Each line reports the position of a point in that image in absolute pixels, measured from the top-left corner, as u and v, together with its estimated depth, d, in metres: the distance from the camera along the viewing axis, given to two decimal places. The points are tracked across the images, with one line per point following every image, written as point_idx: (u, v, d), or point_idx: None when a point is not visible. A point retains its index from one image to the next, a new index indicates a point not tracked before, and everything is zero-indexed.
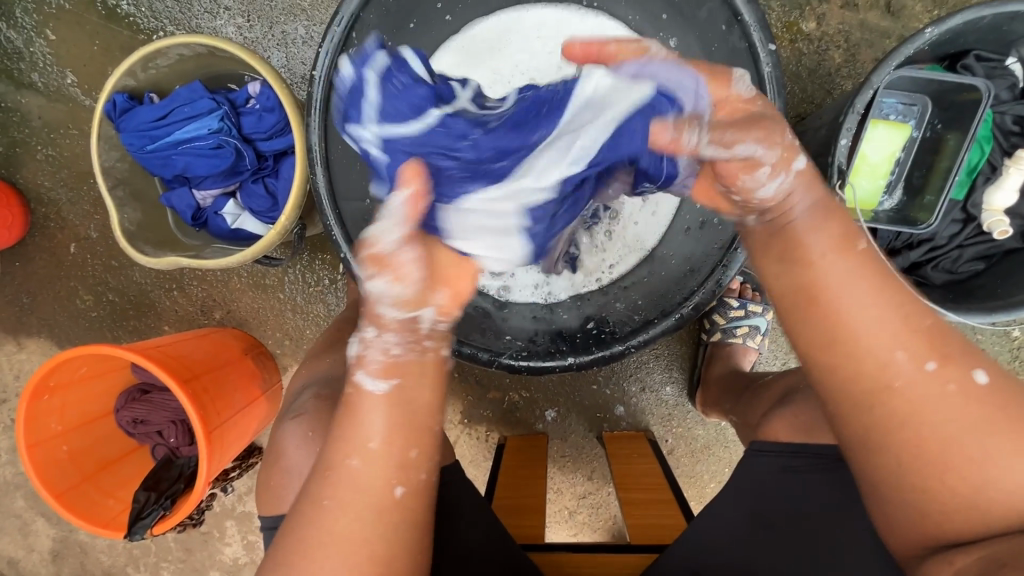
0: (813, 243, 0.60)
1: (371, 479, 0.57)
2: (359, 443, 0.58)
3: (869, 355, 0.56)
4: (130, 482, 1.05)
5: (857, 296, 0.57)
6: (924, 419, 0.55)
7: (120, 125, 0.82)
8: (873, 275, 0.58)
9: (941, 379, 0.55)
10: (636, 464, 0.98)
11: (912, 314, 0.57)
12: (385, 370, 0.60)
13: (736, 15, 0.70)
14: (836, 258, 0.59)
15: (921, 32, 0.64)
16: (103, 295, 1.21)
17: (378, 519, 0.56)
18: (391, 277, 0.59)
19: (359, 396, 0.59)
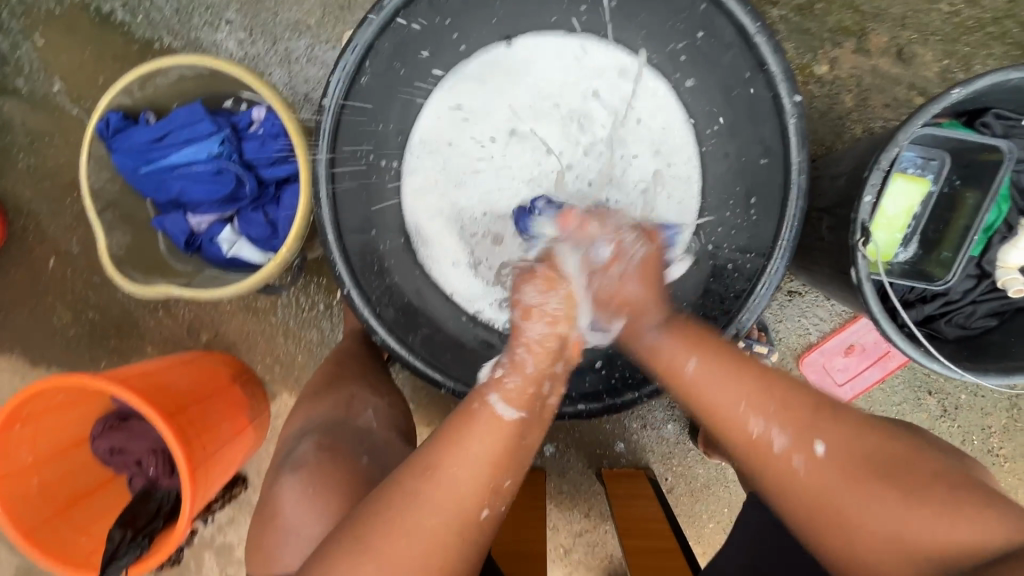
0: (675, 359, 0.66)
1: (468, 494, 0.59)
2: (463, 454, 0.60)
3: (737, 433, 0.62)
4: (104, 516, 0.99)
5: (713, 383, 0.63)
6: (786, 494, 0.59)
7: (113, 146, 0.78)
8: (726, 365, 0.64)
9: (791, 453, 0.59)
10: (638, 507, 0.98)
11: (756, 390, 0.62)
12: (518, 400, 0.65)
13: (760, 65, 0.69)
14: (695, 360, 0.65)
15: (949, 91, 0.65)
16: (83, 313, 1.15)
17: (456, 532, 0.58)
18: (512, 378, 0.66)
19: (483, 410, 0.63)
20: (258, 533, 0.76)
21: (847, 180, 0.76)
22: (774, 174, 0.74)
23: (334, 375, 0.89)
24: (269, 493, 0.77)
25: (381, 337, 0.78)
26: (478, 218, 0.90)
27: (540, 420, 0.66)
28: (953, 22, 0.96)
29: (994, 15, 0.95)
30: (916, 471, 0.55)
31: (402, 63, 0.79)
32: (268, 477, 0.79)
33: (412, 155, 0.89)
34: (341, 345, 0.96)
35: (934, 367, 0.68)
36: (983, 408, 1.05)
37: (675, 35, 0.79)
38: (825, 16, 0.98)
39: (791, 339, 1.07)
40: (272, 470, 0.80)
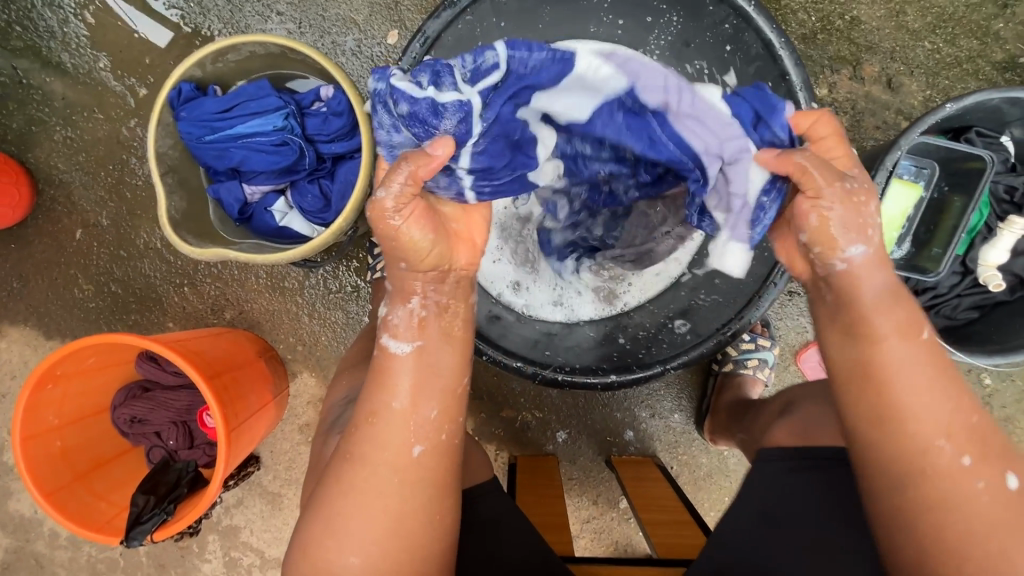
0: (882, 319, 0.60)
1: (391, 437, 0.62)
2: (385, 403, 0.63)
3: (918, 435, 0.59)
4: (122, 485, 0.99)
5: (915, 375, 0.59)
6: (951, 509, 0.58)
7: (180, 114, 0.82)
8: (932, 362, 0.60)
9: (973, 474, 0.59)
10: (646, 487, 1.03)
11: (960, 410, 0.59)
12: (411, 332, 0.63)
13: (783, 75, 0.79)
14: (902, 342, 0.60)
15: (943, 105, 0.75)
16: (106, 286, 1.15)
17: (398, 477, 0.62)
18: (409, 327, 0.63)
19: (383, 357, 0.64)
20: (307, 494, 0.77)
21: None
22: None
23: (371, 349, 0.93)
24: (318, 453, 0.80)
25: None
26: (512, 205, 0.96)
27: (445, 347, 0.65)
28: (935, 58, 1.09)
29: (969, 54, 1.09)
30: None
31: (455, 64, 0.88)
32: (318, 441, 0.83)
33: None
34: (375, 323, 1.00)
35: None
36: None
37: (696, 53, 0.90)
38: (825, 46, 1.10)
39: (790, 335, 1.16)
40: (318, 435, 0.84)
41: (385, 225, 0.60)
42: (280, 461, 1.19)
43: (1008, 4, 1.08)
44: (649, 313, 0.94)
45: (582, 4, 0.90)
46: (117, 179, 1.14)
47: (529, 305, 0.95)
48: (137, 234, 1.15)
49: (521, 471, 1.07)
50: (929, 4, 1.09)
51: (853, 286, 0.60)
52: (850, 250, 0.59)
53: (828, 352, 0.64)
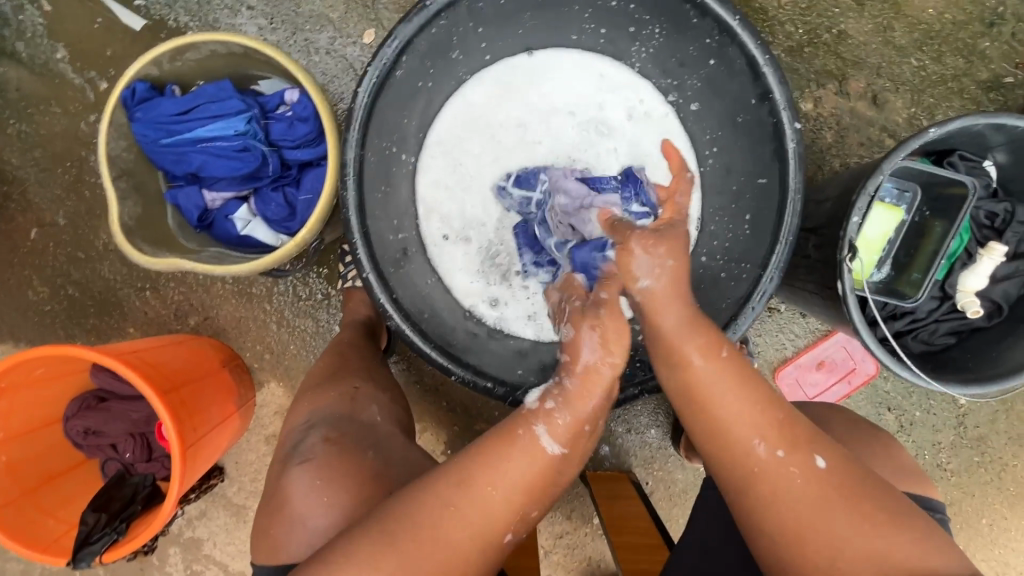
0: (686, 348, 0.64)
1: (495, 515, 0.62)
2: (500, 476, 0.63)
3: (734, 440, 0.62)
4: (74, 500, 0.94)
5: (721, 385, 0.62)
6: (782, 502, 0.59)
7: (134, 114, 0.78)
8: (737, 374, 0.63)
9: (789, 463, 0.60)
10: (622, 506, 1.01)
11: (768, 408, 0.62)
12: (566, 435, 0.65)
13: (766, 93, 0.76)
14: (706, 363, 0.63)
15: (926, 130, 0.73)
16: (62, 289, 1.10)
17: (473, 552, 0.62)
18: (570, 426, 0.65)
19: (527, 437, 0.64)
20: (256, 528, 0.75)
21: (834, 204, 0.84)
22: (771, 192, 0.80)
23: (340, 365, 0.89)
24: (274, 483, 0.76)
25: (395, 322, 0.78)
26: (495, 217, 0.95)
27: (582, 454, 0.67)
28: (920, 75, 1.08)
29: (955, 72, 1.08)
30: (878, 491, 0.60)
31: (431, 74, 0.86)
32: (273, 469, 0.79)
33: (427, 154, 0.93)
34: (344, 335, 0.97)
35: (904, 374, 0.75)
36: (934, 425, 1.15)
37: (681, 66, 0.87)
38: (811, 59, 1.09)
39: (769, 352, 1.15)
40: (274, 463, 0.80)
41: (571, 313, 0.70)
42: (245, 472, 1.15)
43: (994, 23, 1.07)
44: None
45: (564, 11, 0.87)
46: (75, 177, 1.08)
47: (503, 321, 0.92)
48: (96, 235, 1.09)
49: None
50: (916, 21, 1.08)
51: (659, 304, 0.65)
52: (642, 281, 0.66)
53: (663, 382, 0.67)
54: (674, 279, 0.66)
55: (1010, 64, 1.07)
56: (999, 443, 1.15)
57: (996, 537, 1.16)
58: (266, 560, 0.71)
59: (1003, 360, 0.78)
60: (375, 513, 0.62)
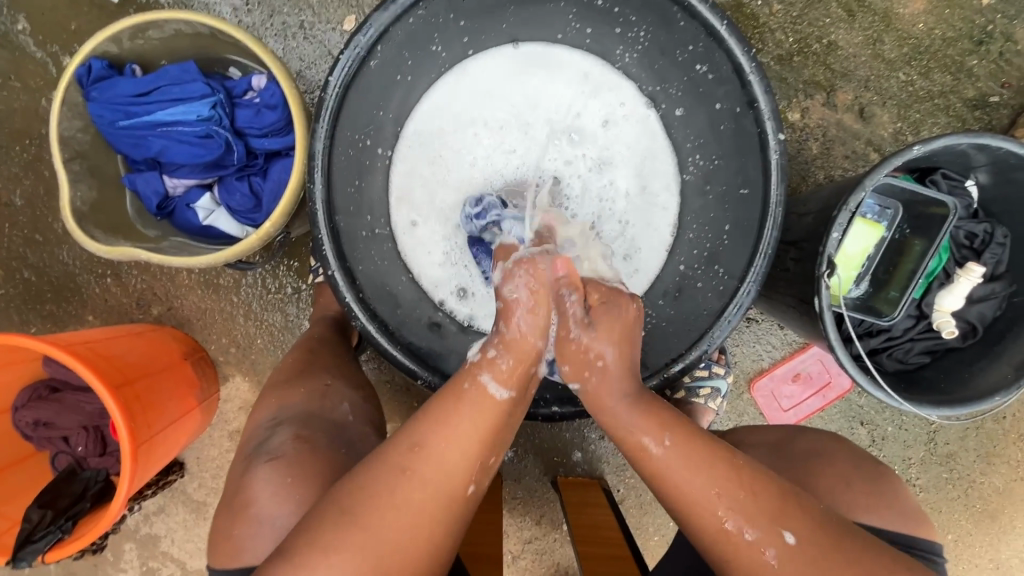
0: (643, 439, 0.64)
1: (456, 469, 0.61)
2: (457, 431, 0.62)
3: (700, 527, 0.62)
4: (20, 494, 0.90)
5: (679, 469, 0.62)
6: None
7: (90, 94, 0.73)
8: (695, 458, 0.63)
9: (763, 546, 0.60)
10: (591, 513, 1.00)
11: (732, 490, 0.61)
12: (509, 380, 0.64)
13: (752, 101, 0.74)
14: (660, 451, 0.64)
15: (910, 148, 0.73)
16: (18, 273, 1.05)
17: (444, 505, 0.60)
18: (510, 381, 0.64)
19: (473, 391, 0.63)
20: (214, 529, 0.72)
21: (815, 218, 0.83)
22: (753, 203, 0.78)
23: (304, 364, 0.86)
24: (238, 481, 0.72)
25: (361, 323, 0.75)
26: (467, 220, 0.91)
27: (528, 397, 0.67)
28: (908, 90, 1.07)
29: (942, 89, 1.07)
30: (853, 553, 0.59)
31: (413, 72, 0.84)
32: (236, 468, 0.75)
33: (404, 144, 0.90)
34: (311, 331, 0.94)
35: (879, 394, 0.74)
36: (905, 441, 1.15)
37: (666, 71, 0.86)
38: (800, 68, 1.07)
39: (746, 362, 1.14)
40: (239, 459, 0.77)
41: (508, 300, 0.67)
42: (207, 468, 1.11)
43: (983, 40, 1.06)
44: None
45: (549, 8, 0.85)
46: (35, 156, 1.04)
47: (474, 315, 0.90)
48: (55, 218, 1.05)
49: None
50: (906, 35, 1.07)
51: (598, 398, 0.67)
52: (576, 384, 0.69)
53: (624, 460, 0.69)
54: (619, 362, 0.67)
55: (997, 83, 1.07)
56: (968, 461, 1.15)
57: (961, 553, 1.17)
58: (226, 563, 0.68)
59: (974, 383, 0.78)
60: (327, 501, 0.59)
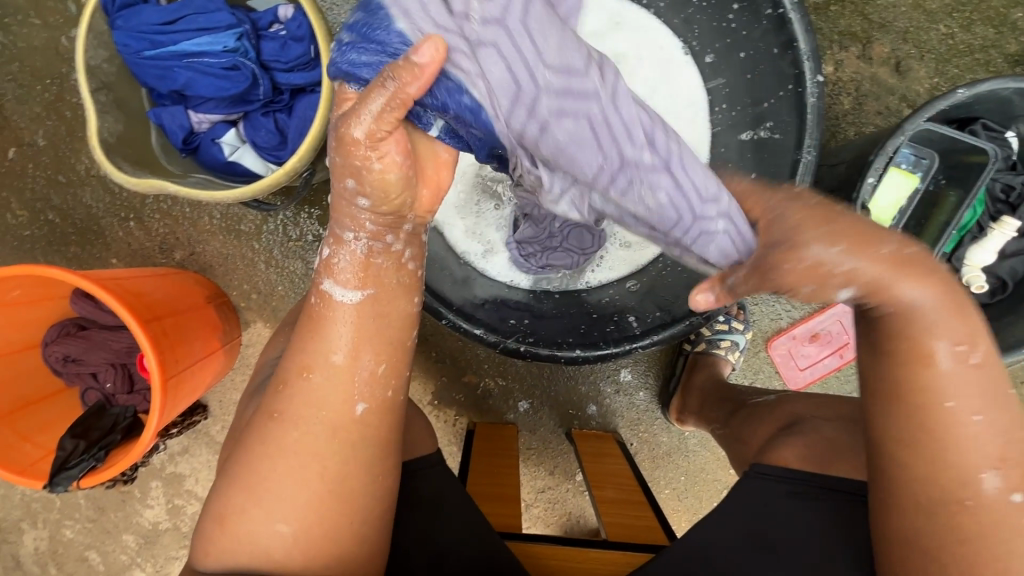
0: (939, 341, 0.51)
1: (327, 396, 0.55)
2: (323, 355, 0.55)
3: (954, 472, 0.52)
4: (52, 427, 0.93)
5: (961, 389, 0.51)
6: (985, 535, 0.51)
7: (115, 22, 0.74)
8: (978, 381, 0.51)
9: (1005, 495, 0.52)
10: (602, 463, 1.02)
11: (1009, 434, 0.52)
12: (356, 280, 0.55)
13: (791, 41, 0.72)
14: (954, 364, 0.51)
15: (955, 91, 0.72)
16: (42, 214, 1.06)
17: (333, 437, 0.55)
18: (358, 276, 0.55)
19: (323, 305, 0.56)
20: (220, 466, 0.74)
21: (849, 166, 0.82)
22: (785, 149, 0.76)
23: None
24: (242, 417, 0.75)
25: None
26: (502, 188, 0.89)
27: (394, 291, 0.57)
28: (948, 43, 1.03)
29: (983, 43, 1.03)
30: None
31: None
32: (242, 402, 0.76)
33: None
34: None
35: None
36: None
37: (701, 15, 0.83)
38: (836, 18, 1.04)
39: (763, 322, 1.14)
40: (246, 396, 0.75)
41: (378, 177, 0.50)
42: (229, 411, 1.14)
43: None
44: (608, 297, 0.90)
45: None
46: (56, 96, 1.03)
47: (493, 272, 0.90)
48: (77, 159, 1.05)
49: (477, 440, 1.04)
50: None
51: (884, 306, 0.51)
52: (845, 295, 0.52)
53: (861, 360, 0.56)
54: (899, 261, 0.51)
55: None
56: None
57: None
58: None
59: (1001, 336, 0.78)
60: (225, 468, 0.58)
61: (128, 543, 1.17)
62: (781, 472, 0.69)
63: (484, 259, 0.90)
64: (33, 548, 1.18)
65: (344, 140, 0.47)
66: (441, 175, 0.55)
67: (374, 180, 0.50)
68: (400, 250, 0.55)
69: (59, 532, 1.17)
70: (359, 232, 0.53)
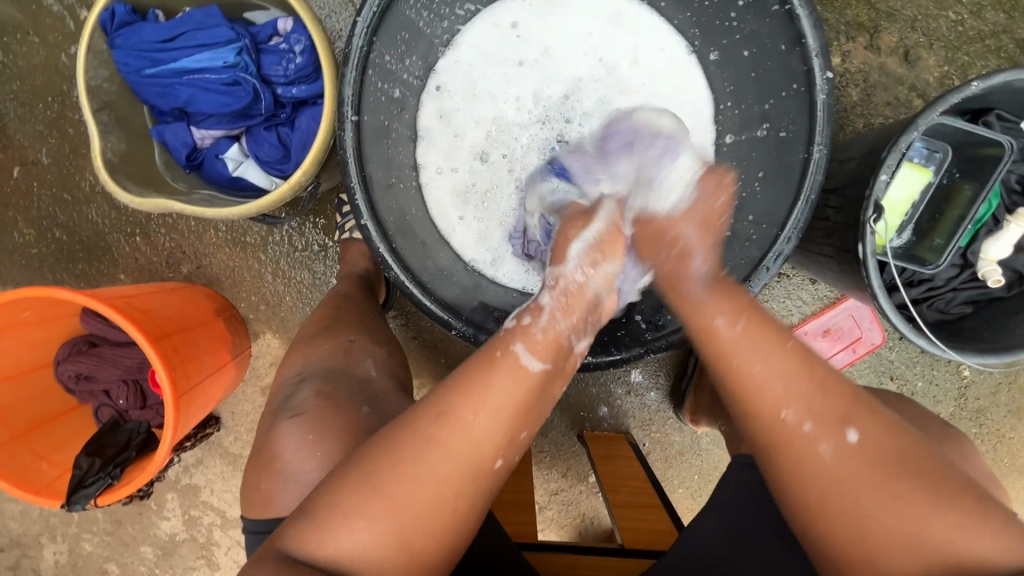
0: (712, 317, 0.63)
1: (484, 442, 0.57)
2: (486, 402, 0.58)
3: (771, 436, 0.58)
4: (67, 445, 0.93)
5: (744, 352, 0.60)
6: (812, 488, 0.56)
7: (114, 40, 0.73)
8: (762, 343, 0.60)
9: (817, 442, 0.56)
10: (617, 465, 1.01)
11: (796, 375, 0.59)
12: (543, 350, 0.62)
13: (799, 38, 0.70)
14: (728, 327, 0.62)
15: (968, 83, 0.70)
16: (49, 232, 1.06)
17: (474, 479, 0.57)
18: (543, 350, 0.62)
19: (508, 361, 0.60)
20: (244, 483, 0.75)
21: (859, 162, 0.80)
22: (796, 147, 0.74)
23: (337, 317, 0.86)
24: (264, 437, 0.75)
25: (395, 275, 0.75)
26: (505, 194, 0.90)
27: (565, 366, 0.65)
28: (958, 30, 1.01)
29: (994, 29, 1.01)
30: (936, 483, 0.54)
31: (450, 11, 0.83)
32: (263, 423, 0.78)
33: (433, 94, 0.88)
34: (339, 287, 0.94)
35: (923, 343, 0.72)
36: (935, 396, 1.13)
37: (704, 13, 0.82)
38: (842, 9, 1.02)
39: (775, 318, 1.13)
40: (266, 415, 0.79)
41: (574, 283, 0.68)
42: (242, 422, 1.14)
43: None
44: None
45: None
46: (58, 113, 1.03)
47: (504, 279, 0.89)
48: (82, 176, 1.05)
49: None
50: None
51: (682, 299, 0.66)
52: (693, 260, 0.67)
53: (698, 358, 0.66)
54: (719, 281, 0.66)
55: None
56: (998, 415, 1.13)
57: None
58: (260, 512, 0.71)
59: (1019, 330, 0.76)
60: (342, 473, 0.57)
61: (146, 554, 1.18)
62: (750, 463, 0.70)
63: (494, 266, 0.89)
64: (53, 561, 1.19)
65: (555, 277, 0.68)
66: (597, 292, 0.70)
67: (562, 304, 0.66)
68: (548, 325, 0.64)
69: (78, 546, 1.18)
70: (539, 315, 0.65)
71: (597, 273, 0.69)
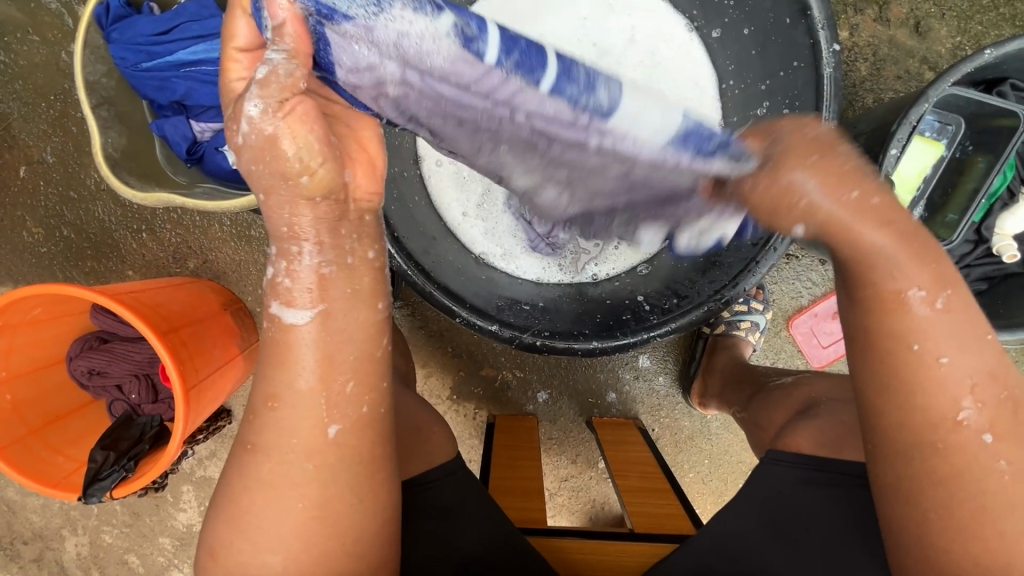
0: (903, 283, 0.54)
1: (296, 422, 0.52)
2: (286, 383, 0.52)
3: (924, 410, 0.54)
4: (83, 440, 0.95)
5: (938, 333, 0.54)
6: (961, 475, 0.53)
7: (111, 36, 0.73)
8: (955, 330, 0.54)
9: (981, 440, 0.53)
10: (626, 452, 1.01)
11: (991, 377, 0.54)
12: (308, 297, 0.50)
13: (804, 10, 0.68)
14: (924, 309, 0.54)
15: (982, 52, 0.69)
16: (57, 231, 1.07)
17: (309, 461, 0.53)
18: (307, 292, 0.50)
19: (276, 330, 0.51)
20: None
21: (868, 139, 0.79)
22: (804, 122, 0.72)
23: None
24: None
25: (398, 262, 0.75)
26: None
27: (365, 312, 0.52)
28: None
29: None
30: None
31: None
32: None
33: None
34: None
35: None
36: None
37: None
38: None
39: (785, 300, 1.11)
40: None
41: (283, 152, 0.46)
42: None
43: None
44: (621, 283, 0.91)
45: None
46: (60, 111, 1.04)
47: (517, 270, 0.92)
48: (86, 174, 1.05)
49: (496, 434, 1.04)
50: None
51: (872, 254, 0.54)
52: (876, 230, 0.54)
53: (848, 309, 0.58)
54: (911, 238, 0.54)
55: None
56: None
57: None
58: None
59: None
60: (213, 499, 0.57)
61: (165, 545, 1.20)
62: (792, 458, 0.68)
63: (503, 258, 0.92)
64: (76, 553, 1.21)
65: (279, 152, 0.46)
66: (371, 157, 0.52)
67: (307, 225, 0.48)
68: (360, 261, 0.51)
69: (99, 538, 1.21)
70: (302, 243, 0.49)
71: (283, 129, 0.45)
